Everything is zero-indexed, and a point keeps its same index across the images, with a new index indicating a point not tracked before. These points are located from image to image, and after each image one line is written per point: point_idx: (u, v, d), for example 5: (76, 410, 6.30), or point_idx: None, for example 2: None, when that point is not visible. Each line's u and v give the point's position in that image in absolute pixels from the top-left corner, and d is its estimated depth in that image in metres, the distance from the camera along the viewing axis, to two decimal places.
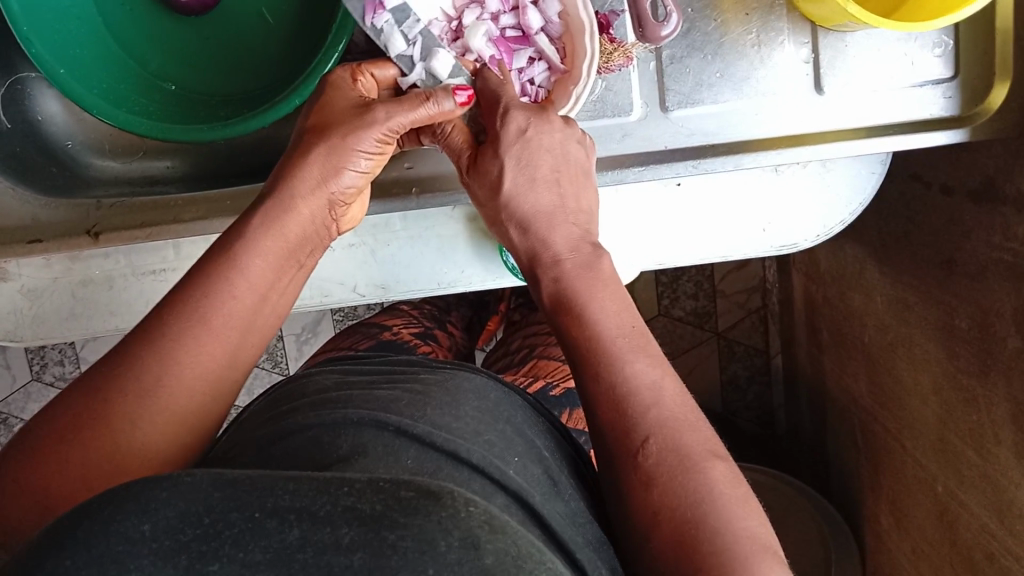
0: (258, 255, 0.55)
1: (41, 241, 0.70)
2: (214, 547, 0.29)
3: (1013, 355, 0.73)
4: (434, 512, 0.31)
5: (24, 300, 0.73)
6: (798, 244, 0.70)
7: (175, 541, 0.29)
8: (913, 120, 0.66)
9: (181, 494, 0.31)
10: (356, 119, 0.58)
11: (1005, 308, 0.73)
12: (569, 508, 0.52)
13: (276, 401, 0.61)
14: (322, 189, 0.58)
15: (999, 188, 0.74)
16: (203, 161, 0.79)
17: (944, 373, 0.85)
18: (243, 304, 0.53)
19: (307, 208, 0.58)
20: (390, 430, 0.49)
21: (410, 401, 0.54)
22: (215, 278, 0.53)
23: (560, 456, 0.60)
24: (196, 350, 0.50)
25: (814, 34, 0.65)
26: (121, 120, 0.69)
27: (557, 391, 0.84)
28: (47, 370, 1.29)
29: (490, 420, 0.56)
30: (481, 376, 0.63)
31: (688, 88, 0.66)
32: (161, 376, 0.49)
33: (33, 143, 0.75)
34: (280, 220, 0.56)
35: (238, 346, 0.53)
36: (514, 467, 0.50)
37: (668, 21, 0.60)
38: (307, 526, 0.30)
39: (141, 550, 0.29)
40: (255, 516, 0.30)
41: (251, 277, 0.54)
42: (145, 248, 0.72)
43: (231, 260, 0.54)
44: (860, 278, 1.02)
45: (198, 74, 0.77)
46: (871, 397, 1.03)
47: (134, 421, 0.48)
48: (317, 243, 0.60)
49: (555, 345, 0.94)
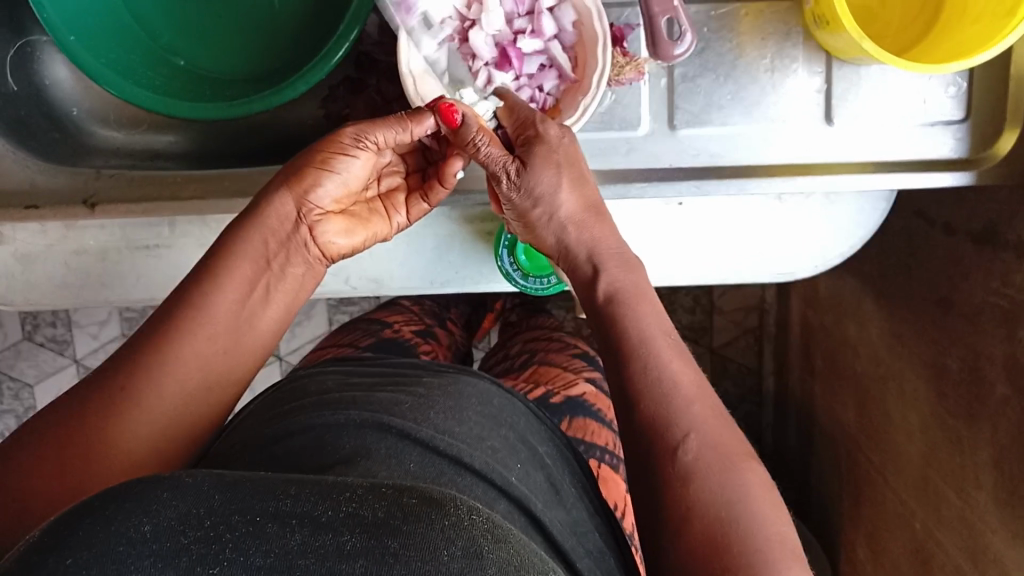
0: (231, 260, 0.56)
1: (37, 207, 0.70)
2: (216, 551, 0.31)
3: (999, 402, 0.73)
4: (437, 521, 0.33)
5: (17, 265, 0.73)
6: (796, 273, 0.70)
7: (177, 543, 0.31)
8: (918, 158, 0.65)
9: (181, 495, 0.33)
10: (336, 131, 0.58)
11: (997, 353, 0.73)
12: (569, 516, 0.52)
13: (279, 400, 0.60)
14: (296, 195, 0.57)
15: (1002, 233, 0.74)
16: (208, 139, 0.79)
17: (932, 412, 0.84)
18: (228, 308, 0.55)
19: (274, 208, 0.57)
20: (393, 434, 0.49)
21: (413, 403, 0.54)
22: (192, 283, 0.55)
23: (562, 461, 0.60)
24: (177, 358, 0.52)
25: (828, 64, 0.64)
26: (127, 94, 0.69)
27: (559, 398, 0.83)
28: (39, 330, 1.30)
29: (493, 426, 0.56)
30: (484, 380, 0.62)
31: (697, 108, 0.65)
32: (142, 384, 0.51)
33: (38, 106, 0.76)
34: (248, 219, 0.57)
35: (216, 356, 0.54)
36: (516, 474, 0.51)
37: (682, 40, 0.57)
38: (308, 533, 0.32)
39: (142, 550, 0.31)
40: (256, 520, 0.32)
41: (222, 276, 0.55)
42: (140, 223, 0.71)
43: (215, 269, 0.55)
44: (857, 308, 1.02)
45: (207, 50, 0.76)
46: (858, 426, 1.02)
47: (114, 425, 0.50)
48: (293, 253, 0.59)
49: (556, 352, 0.93)
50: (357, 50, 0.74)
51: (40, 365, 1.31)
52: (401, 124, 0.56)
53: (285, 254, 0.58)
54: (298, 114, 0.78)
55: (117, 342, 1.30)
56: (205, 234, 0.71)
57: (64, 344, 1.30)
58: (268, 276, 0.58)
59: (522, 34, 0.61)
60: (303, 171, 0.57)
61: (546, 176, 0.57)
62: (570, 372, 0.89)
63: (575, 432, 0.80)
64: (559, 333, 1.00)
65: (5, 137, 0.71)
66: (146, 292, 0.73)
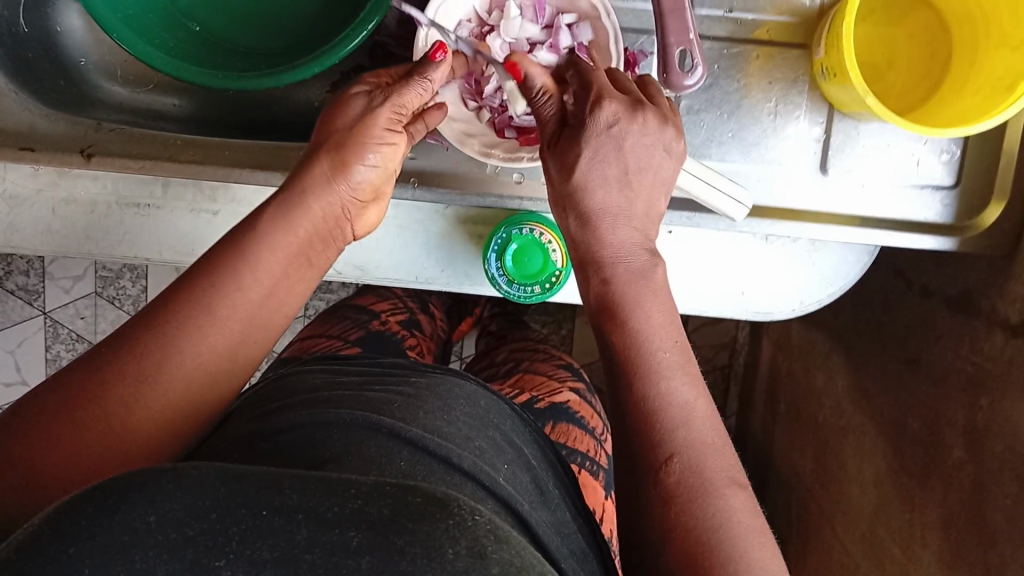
0: (267, 251, 0.53)
1: (32, 150, 0.69)
2: (222, 543, 0.30)
3: (954, 465, 0.75)
4: (442, 520, 0.32)
5: (4, 206, 0.72)
6: (773, 314, 0.71)
7: (182, 535, 0.30)
8: (904, 219, 0.67)
9: (187, 487, 0.31)
10: (363, 112, 0.57)
11: (958, 418, 0.75)
12: (555, 517, 0.54)
13: (264, 397, 0.59)
14: (336, 189, 0.56)
15: (976, 301, 0.76)
16: (211, 107, 0.80)
17: (888, 468, 0.86)
18: (250, 297, 0.52)
19: (319, 206, 0.56)
20: (382, 432, 0.49)
21: (402, 403, 0.55)
22: (224, 262, 0.52)
23: (545, 464, 0.61)
24: (201, 338, 0.49)
25: (829, 116, 0.66)
26: (141, 52, 0.69)
27: (543, 404, 0.84)
28: (11, 278, 1.31)
29: (479, 427, 0.56)
30: (470, 382, 0.63)
31: (697, 141, 0.66)
32: (163, 364, 0.48)
33: (46, 51, 0.75)
34: (292, 213, 0.55)
35: (243, 338, 0.51)
36: (503, 475, 0.52)
37: (693, 72, 0.58)
38: (315, 527, 0.30)
39: (147, 541, 0.30)
40: (263, 513, 0.31)
41: (258, 272, 0.52)
42: (134, 180, 0.71)
43: (244, 255, 0.52)
44: (827, 358, 1.04)
45: (224, 20, 0.76)
46: (813, 474, 1.04)
47: (131, 406, 0.47)
48: (333, 244, 0.58)
49: (542, 361, 0.94)
50: (373, 39, 0.75)
51: (8, 312, 1.32)
52: (424, 84, 0.57)
53: (327, 248, 0.57)
54: (305, 94, 0.78)
55: (88, 300, 1.31)
56: (198, 199, 0.71)
57: (34, 295, 1.31)
58: (308, 271, 0.56)
59: (539, 46, 0.63)
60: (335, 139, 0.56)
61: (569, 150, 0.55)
62: (555, 381, 0.89)
63: (558, 436, 0.81)
64: (544, 344, 1.01)
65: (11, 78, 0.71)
66: (130, 248, 0.73)
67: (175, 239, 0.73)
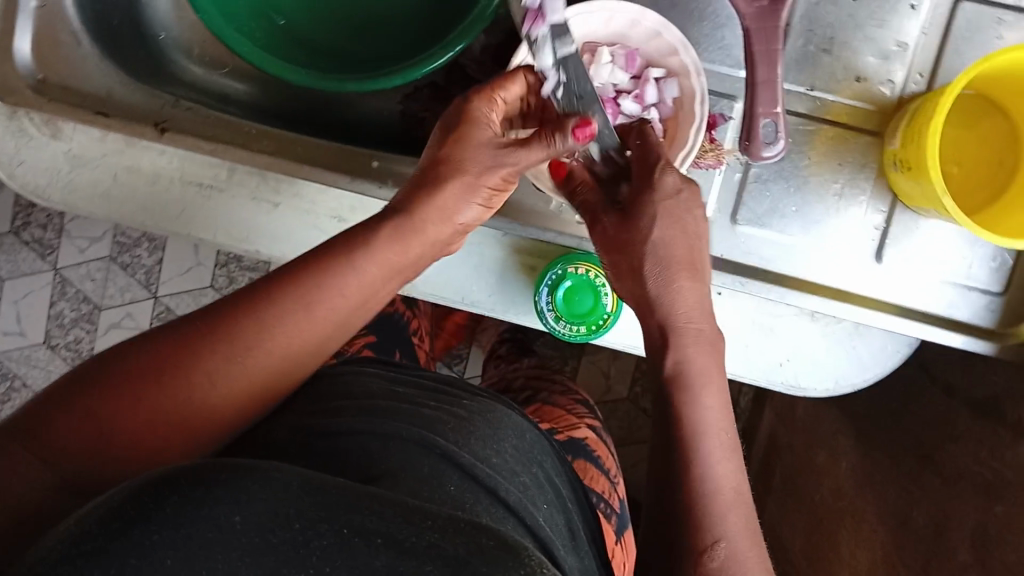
0: (372, 262, 0.53)
1: (106, 115, 0.70)
2: (302, 556, 0.29)
3: (957, 566, 0.75)
4: (516, 569, 0.30)
5: (66, 165, 0.71)
6: (806, 390, 0.71)
7: (264, 541, 0.29)
8: (946, 317, 0.68)
9: (270, 489, 0.31)
10: (486, 155, 0.54)
11: (967, 520, 0.76)
12: (580, 561, 0.55)
13: (320, 394, 0.59)
14: (448, 219, 0.55)
15: (1002, 409, 0.77)
16: (277, 99, 0.80)
17: (884, 557, 0.86)
18: (343, 303, 0.52)
19: (432, 232, 0.55)
20: (435, 453, 0.49)
21: (455, 425, 0.55)
22: (327, 263, 0.52)
23: (572, 496, 0.63)
24: (293, 330, 0.51)
25: (892, 206, 0.67)
26: (224, 35, 0.70)
27: (561, 437, 0.84)
28: (27, 228, 1.30)
29: (524, 460, 0.57)
30: (516, 414, 0.64)
31: (761, 210, 0.67)
32: (254, 346, 0.50)
33: (131, 20, 0.76)
34: (405, 233, 0.54)
35: (328, 337, 0.53)
36: (546, 516, 0.52)
37: (774, 144, 0.59)
38: (393, 555, 0.30)
39: (231, 541, 0.29)
40: (342, 532, 0.30)
41: (359, 277, 0.53)
42: (202, 160, 0.71)
43: (348, 258, 0.52)
44: (832, 437, 1.04)
45: (309, 18, 0.77)
46: (801, 551, 1.04)
47: (213, 380, 0.49)
48: (428, 263, 0.57)
49: (560, 394, 0.95)
50: (454, 61, 0.76)
51: (16, 262, 1.31)
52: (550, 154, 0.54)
53: (420, 266, 0.57)
54: (376, 103, 0.79)
55: (101, 262, 1.30)
56: (260, 188, 0.71)
57: (46, 249, 1.30)
58: (399, 284, 0.56)
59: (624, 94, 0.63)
60: (456, 162, 0.54)
61: (644, 214, 0.56)
62: (572, 416, 0.90)
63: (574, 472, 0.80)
64: (559, 376, 1.02)
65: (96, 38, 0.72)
66: (183, 225, 0.73)
67: (230, 225, 0.72)
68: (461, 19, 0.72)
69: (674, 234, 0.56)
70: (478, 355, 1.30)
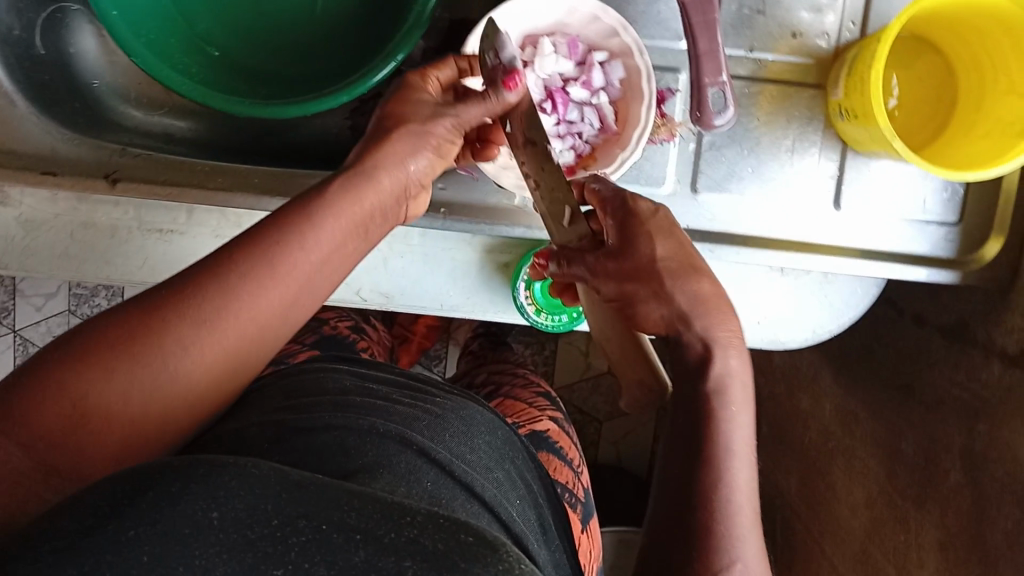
0: (332, 220, 0.50)
1: (54, 174, 0.69)
2: (280, 552, 0.30)
3: (951, 488, 0.79)
4: (492, 564, 0.30)
5: (19, 231, 0.70)
6: (786, 343, 0.73)
7: (242, 537, 0.30)
8: (908, 253, 0.71)
9: (247, 485, 0.31)
10: (424, 117, 0.55)
11: (955, 443, 0.79)
12: (550, 554, 0.59)
13: (295, 389, 0.61)
14: (400, 169, 0.54)
15: (971, 331, 0.80)
16: (222, 131, 0.79)
17: (880, 489, 0.89)
18: (311, 259, 0.49)
19: (381, 180, 0.53)
20: (413, 450, 0.52)
21: (430, 424, 0.57)
22: (289, 228, 0.48)
23: (543, 488, 0.67)
24: (257, 293, 0.46)
25: (843, 153, 0.69)
26: (161, 75, 0.68)
27: (525, 431, 0.86)
28: None
29: (497, 458, 0.60)
30: (490, 412, 0.67)
31: (719, 176, 0.69)
32: (221, 309, 0.45)
33: (61, 73, 0.75)
34: (358, 184, 0.52)
35: (298, 297, 0.48)
36: (515, 508, 0.56)
37: (723, 113, 0.60)
38: (373, 551, 0.30)
39: (207, 537, 0.30)
40: (322, 528, 0.30)
41: (322, 237, 0.49)
42: (157, 205, 0.71)
43: (309, 220, 0.49)
44: (811, 380, 1.07)
45: (244, 47, 0.76)
46: (798, 494, 1.07)
47: (182, 354, 0.44)
48: (390, 216, 0.55)
49: (522, 388, 0.96)
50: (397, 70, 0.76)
51: None
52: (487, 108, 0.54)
53: (381, 220, 0.54)
54: (323, 122, 0.78)
55: (61, 317, 1.27)
56: (221, 225, 0.71)
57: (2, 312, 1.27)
58: (363, 241, 0.53)
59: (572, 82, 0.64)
60: (403, 118, 0.55)
61: (640, 237, 0.55)
62: (535, 409, 0.91)
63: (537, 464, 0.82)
64: (523, 369, 1.03)
65: (28, 98, 0.71)
66: (150, 273, 0.72)
67: (197, 264, 0.72)
68: (398, 27, 0.71)
69: (673, 247, 0.55)
70: (455, 352, 1.31)
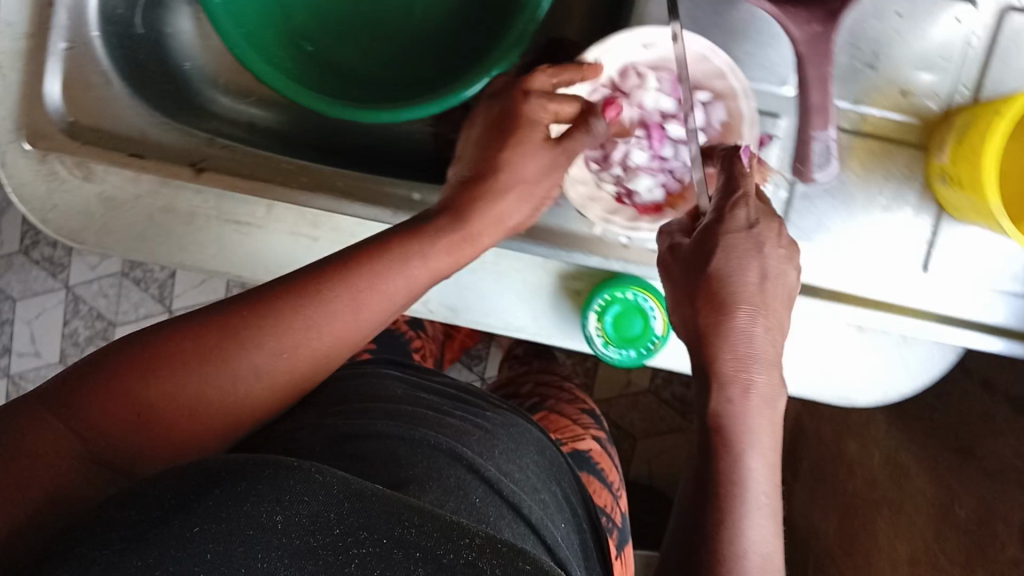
0: (416, 260, 0.56)
1: (141, 158, 0.69)
2: (343, 561, 0.35)
3: (1002, 561, 0.76)
4: None
5: (100, 207, 0.70)
6: (852, 400, 0.71)
7: (306, 543, 0.36)
8: (995, 324, 0.68)
9: (311, 493, 0.37)
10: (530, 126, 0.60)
11: (1013, 516, 0.77)
12: (586, 551, 0.65)
13: (348, 394, 0.66)
14: (495, 205, 0.59)
15: None
16: (305, 125, 0.80)
17: (925, 549, 0.87)
18: (398, 295, 0.56)
19: (490, 212, 0.59)
20: (463, 465, 0.56)
21: (480, 436, 0.62)
22: (381, 260, 0.55)
23: (583, 503, 0.70)
24: (333, 322, 0.53)
25: (938, 215, 0.67)
26: (254, 67, 0.67)
27: (566, 449, 0.86)
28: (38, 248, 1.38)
29: (542, 478, 0.64)
30: (536, 430, 0.71)
31: (806, 226, 0.67)
32: (297, 331, 0.53)
33: (156, 53, 0.76)
34: (470, 224, 0.58)
35: (371, 325, 0.55)
36: (558, 530, 0.59)
37: (824, 166, 0.60)
38: (431, 568, 0.36)
39: (271, 539, 0.35)
40: (384, 540, 0.37)
41: (423, 266, 0.56)
42: (239, 197, 0.70)
43: (391, 256, 0.55)
44: (863, 427, 1.05)
45: (338, 44, 0.76)
46: (835, 540, 1.05)
47: (239, 371, 0.51)
48: (490, 242, 0.60)
49: (567, 403, 0.95)
50: None
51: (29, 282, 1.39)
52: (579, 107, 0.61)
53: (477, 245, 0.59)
54: (406, 125, 0.78)
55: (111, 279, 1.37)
56: (300, 223, 0.70)
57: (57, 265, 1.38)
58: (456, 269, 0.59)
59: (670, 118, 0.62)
60: (514, 159, 0.60)
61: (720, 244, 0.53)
62: (579, 426, 0.91)
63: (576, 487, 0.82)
64: (567, 382, 1.02)
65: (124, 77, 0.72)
66: (223, 262, 0.72)
67: (270, 260, 0.71)
68: (497, 41, 0.70)
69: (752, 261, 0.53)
70: (496, 355, 1.30)
